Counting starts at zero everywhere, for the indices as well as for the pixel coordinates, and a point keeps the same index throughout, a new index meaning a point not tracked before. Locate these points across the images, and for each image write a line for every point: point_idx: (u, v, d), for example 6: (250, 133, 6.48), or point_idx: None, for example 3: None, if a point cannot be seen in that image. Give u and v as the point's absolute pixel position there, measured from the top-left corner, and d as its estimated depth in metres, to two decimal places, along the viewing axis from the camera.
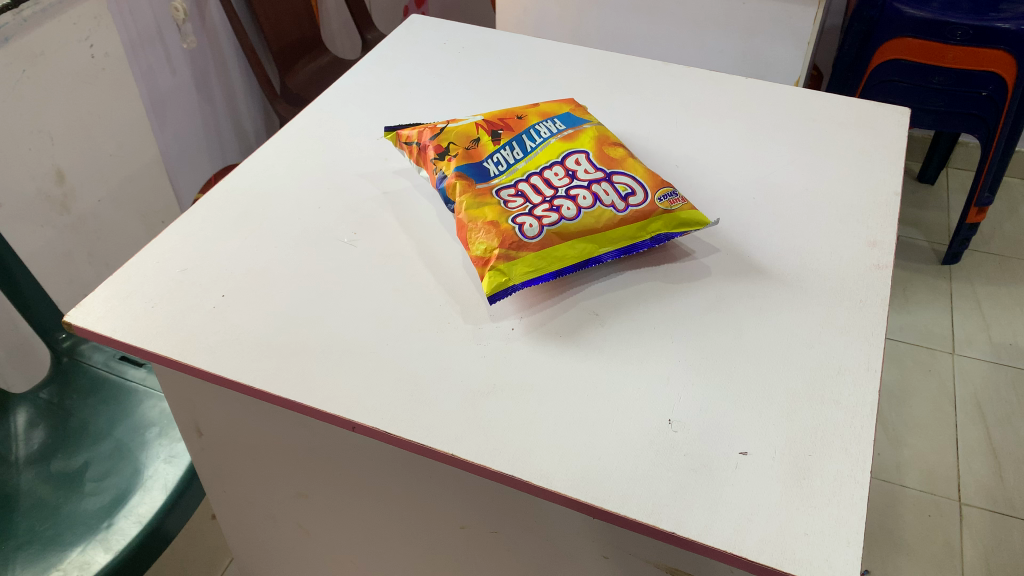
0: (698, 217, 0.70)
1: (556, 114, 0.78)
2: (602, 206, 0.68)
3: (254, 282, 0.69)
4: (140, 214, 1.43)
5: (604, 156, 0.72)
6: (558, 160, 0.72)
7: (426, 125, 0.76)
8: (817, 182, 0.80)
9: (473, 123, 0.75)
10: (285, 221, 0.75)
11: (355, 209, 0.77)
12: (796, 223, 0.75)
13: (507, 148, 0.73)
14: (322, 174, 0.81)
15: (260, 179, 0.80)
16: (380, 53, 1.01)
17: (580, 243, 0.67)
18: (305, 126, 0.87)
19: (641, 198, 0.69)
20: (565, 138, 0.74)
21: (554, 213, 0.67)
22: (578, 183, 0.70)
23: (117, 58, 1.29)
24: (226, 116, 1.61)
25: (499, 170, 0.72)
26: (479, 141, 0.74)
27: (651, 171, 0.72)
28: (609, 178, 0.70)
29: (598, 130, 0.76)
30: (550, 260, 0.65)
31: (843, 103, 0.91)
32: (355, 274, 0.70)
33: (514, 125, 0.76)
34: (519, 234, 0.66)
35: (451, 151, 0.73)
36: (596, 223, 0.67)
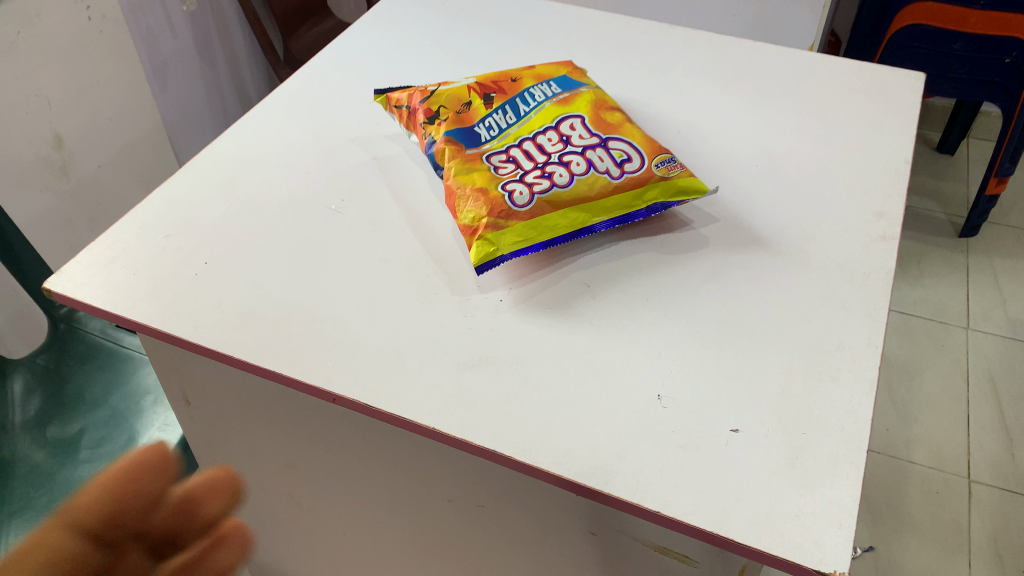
0: (697, 184, 0.67)
1: (551, 76, 0.75)
2: (596, 173, 0.66)
3: (237, 250, 0.67)
4: (142, 180, 1.42)
5: (600, 120, 0.70)
6: (552, 124, 0.69)
7: (417, 88, 0.74)
8: (824, 151, 0.77)
9: (464, 86, 0.73)
10: (272, 188, 0.73)
11: (344, 176, 0.75)
12: (799, 193, 0.72)
13: (499, 112, 0.71)
14: (312, 139, 0.79)
15: (247, 144, 0.78)
16: (376, 15, 0.98)
17: (572, 212, 0.65)
18: (295, 91, 0.85)
19: (637, 165, 0.67)
20: (560, 101, 0.71)
21: (546, 180, 0.65)
22: (572, 149, 0.67)
23: (115, 21, 1.26)
24: (228, 81, 1.59)
25: (491, 135, 0.69)
26: (470, 104, 0.71)
27: (649, 137, 0.70)
28: (605, 144, 0.68)
29: (595, 93, 0.73)
30: (540, 229, 0.63)
31: (854, 69, 0.87)
32: (342, 242, 0.68)
33: (508, 89, 0.73)
34: (508, 202, 0.63)
35: (440, 115, 0.70)
36: (590, 190, 0.65)
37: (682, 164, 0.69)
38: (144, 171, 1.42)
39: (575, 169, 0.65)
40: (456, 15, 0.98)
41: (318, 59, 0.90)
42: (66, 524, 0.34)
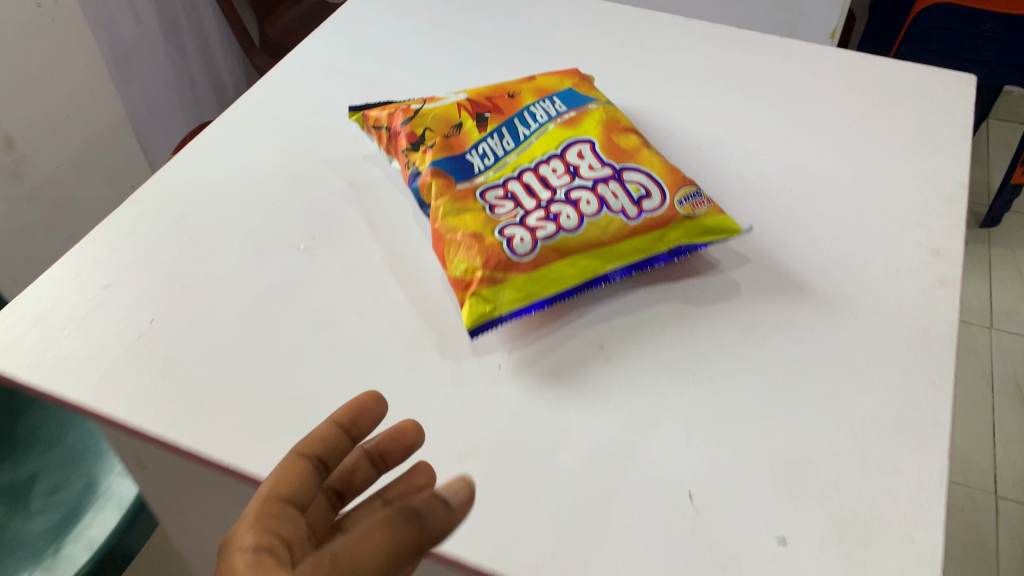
0: (727, 223, 0.57)
1: (555, 91, 0.64)
2: (609, 213, 0.56)
3: (188, 301, 0.57)
4: (106, 179, 1.31)
5: (613, 146, 0.60)
6: (557, 151, 0.59)
7: (398, 104, 0.63)
8: (868, 172, 0.67)
9: (454, 103, 0.62)
10: (232, 223, 0.63)
11: (315, 208, 0.64)
12: (842, 227, 0.62)
13: (495, 136, 0.60)
14: (279, 161, 0.68)
15: (204, 170, 0.68)
16: (353, 8, 0.87)
17: (582, 260, 0.55)
18: (261, 102, 0.74)
19: (657, 201, 0.57)
20: (566, 123, 0.61)
21: (551, 222, 0.55)
22: (581, 182, 0.57)
23: (69, 7, 1.14)
24: (200, 68, 1.47)
25: (486, 164, 0.59)
26: (462, 127, 0.61)
27: (670, 165, 0.60)
28: (619, 176, 0.58)
29: (606, 111, 0.63)
30: (545, 282, 0.54)
31: (896, 71, 0.77)
32: (311, 293, 0.58)
33: (504, 106, 0.63)
34: (507, 251, 0.53)
35: (427, 139, 0.60)
36: (603, 234, 0.55)
37: (709, 198, 0.59)
38: (110, 169, 1.31)
39: (585, 209, 0.56)
40: (444, 7, 0.87)
41: (287, 62, 0.79)
42: (297, 456, 0.33)
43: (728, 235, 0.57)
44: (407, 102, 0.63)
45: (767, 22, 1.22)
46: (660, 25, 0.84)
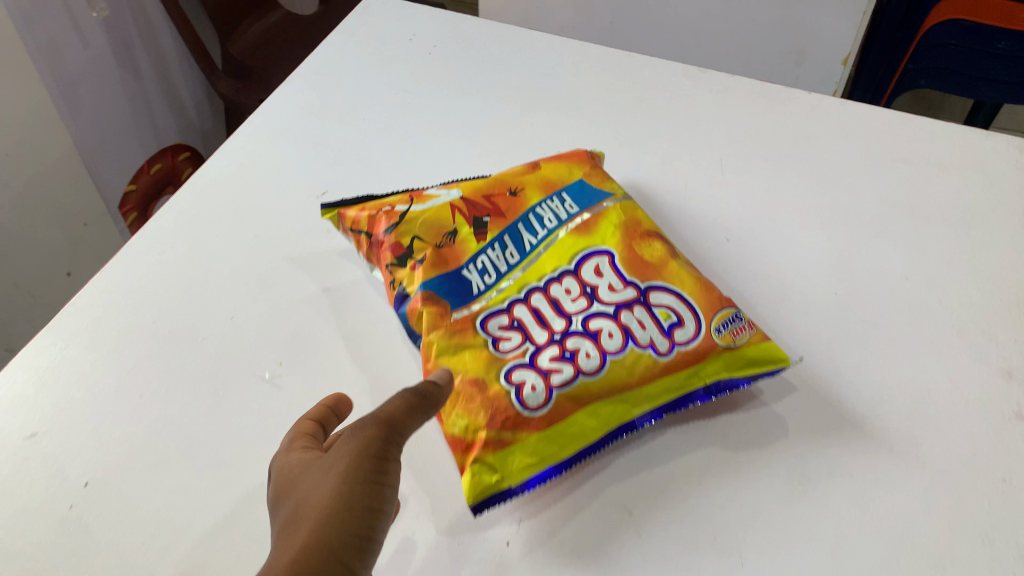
0: (774, 352, 0.49)
1: (563, 186, 0.56)
2: (636, 347, 0.47)
3: (133, 460, 0.48)
4: (56, 219, 1.19)
5: (635, 259, 0.51)
6: (570, 267, 0.50)
7: (382, 204, 0.55)
8: (921, 267, 0.58)
9: (447, 204, 0.54)
10: (185, 346, 0.53)
11: (282, 321, 0.55)
12: (896, 341, 0.54)
13: (495, 247, 0.52)
14: (240, 259, 0.58)
15: (152, 272, 0.58)
16: (321, 54, 0.76)
17: (606, 407, 0.46)
18: (217, 179, 0.64)
19: (691, 329, 0.48)
20: (579, 229, 0.53)
21: (568, 361, 0.46)
22: (601, 308, 0.48)
23: (6, 36, 1.01)
24: (156, 89, 1.35)
25: (487, 283, 0.50)
26: (456, 235, 0.53)
27: (703, 280, 0.51)
28: (645, 298, 0.49)
29: (624, 211, 0.54)
30: (563, 439, 0.44)
31: (941, 132, 0.68)
32: (277, 442, 0.49)
33: (505, 207, 0.54)
34: (516, 404, 0.44)
35: (415, 252, 0.52)
36: (630, 375, 0.46)
37: (750, 320, 0.50)
38: (59, 207, 1.18)
39: (608, 342, 0.47)
40: (425, 52, 0.77)
41: (246, 125, 0.68)
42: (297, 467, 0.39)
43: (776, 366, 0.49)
44: (393, 201, 0.55)
45: None
46: (671, 75, 0.74)
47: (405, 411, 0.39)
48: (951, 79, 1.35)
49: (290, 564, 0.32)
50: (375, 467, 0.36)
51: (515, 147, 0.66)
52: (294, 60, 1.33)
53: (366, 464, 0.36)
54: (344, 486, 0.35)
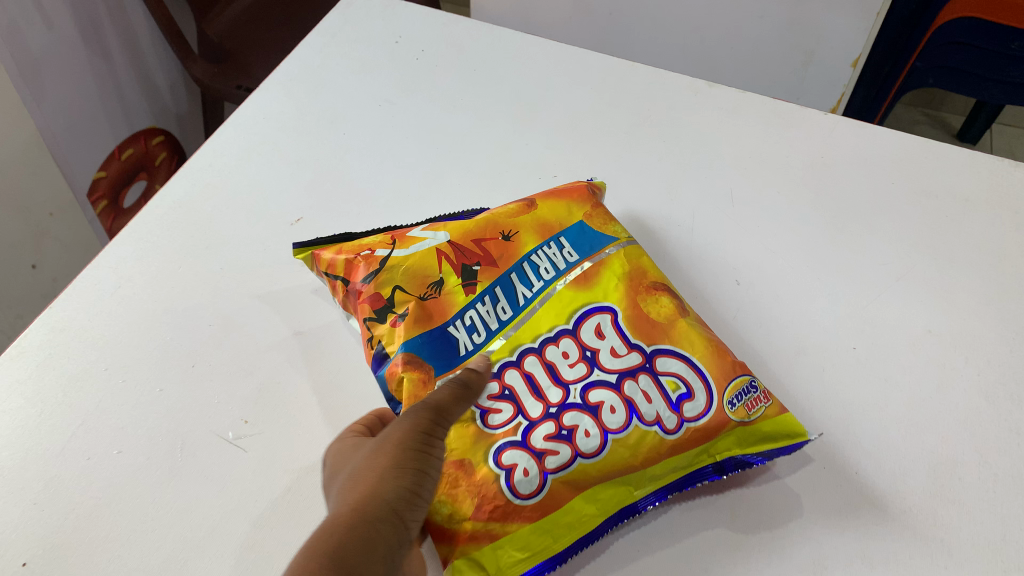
0: (790, 426, 0.45)
1: (561, 228, 0.52)
2: (641, 423, 0.43)
3: (76, 537, 0.42)
4: (17, 209, 1.11)
5: (640, 319, 0.47)
6: (568, 326, 0.47)
7: (359, 246, 0.50)
8: (945, 319, 0.53)
9: (433, 249, 0.50)
10: (139, 399, 0.48)
11: (248, 369, 0.49)
12: (920, 404, 0.49)
13: (485, 300, 0.48)
14: (204, 297, 0.53)
15: (106, 309, 0.52)
16: (299, 59, 0.71)
17: (604, 492, 0.42)
18: (183, 202, 0.58)
19: (701, 402, 0.45)
20: (578, 281, 0.49)
21: (566, 441, 0.42)
22: (602, 376, 0.45)
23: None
24: (125, 70, 1.27)
25: (476, 342, 0.46)
26: (443, 285, 0.48)
27: (713, 341, 0.47)
28: (650, 366, 0.45)
29: (627, 260, 0.50)
30: (558, 530, 0.41)
31: (967, 161, 0.63)
32: (241, 513, 0.44)
33: (497, 253, 0.50)
34: (506, 491, 0.40)
35: (397, 305, 0.47)
36: (633, 456, 0.43)
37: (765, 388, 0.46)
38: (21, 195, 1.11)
39: (610, 420, 0.43)
40: (412, 57, 0.72)
41: (215, 139, 0.63)
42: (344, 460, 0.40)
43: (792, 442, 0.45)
44: (373, 243, 0.50)
45: None
46: (677, 90, 0.69)
47: (453, 398, 0.40)
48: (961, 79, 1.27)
49: (351, 510, 0.34)
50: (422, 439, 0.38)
51: (509, 171, 0.62)
52: (276, 43, 1.25)
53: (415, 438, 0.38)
54: (399, 449, 0.37)
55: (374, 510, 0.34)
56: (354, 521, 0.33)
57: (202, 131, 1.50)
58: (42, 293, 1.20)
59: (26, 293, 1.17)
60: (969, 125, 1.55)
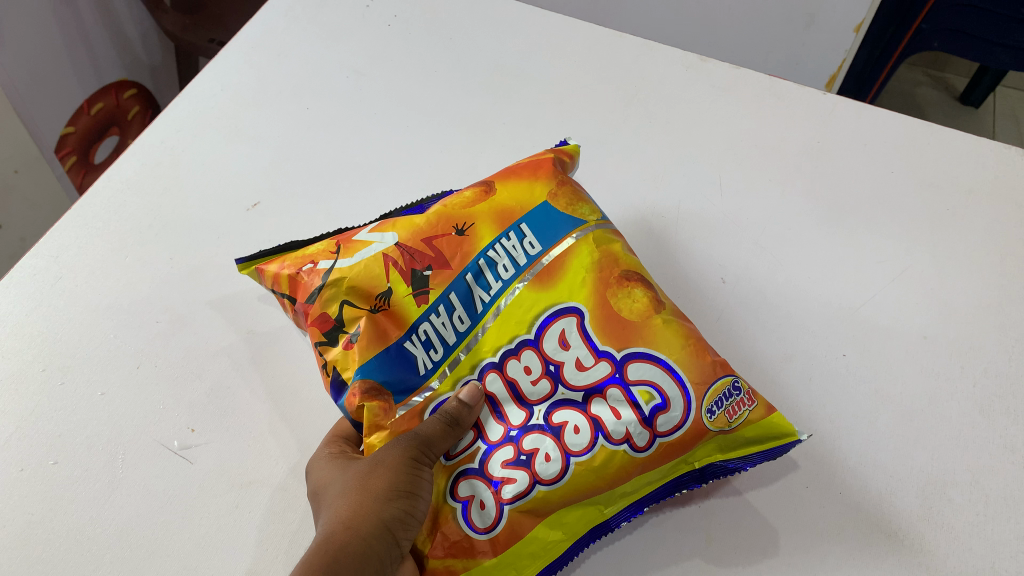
0: (779, 429, 0.41)
1: (522, 212, 0.44)
2: (608, 442, 0.39)
3: (4, 561, 0.39)
4: None
5: (609, 317, 0.41)
6: (530, 336, 0.41)
7: (304, 258, 0.45)
8: (939, 323, 0.50)
9: (378, 255, 0.43)
10: (79, 403, 0.45)
11: (197, 373, 0.46)
12: (910, 416, 0.46)
13: (440, 309, 0.42)
14: (152, 290, 0.50)
15: (47, 302, 0.49)
16: (263, 23, 0.68)
17: (570, 515, 0.39)
18: (132, 183, 0.56)
19: (678, 412, 0.39)
20: (540, 279, 0.42)
21: (524, 467, 0.38)
22: (568, 395, 0.40)
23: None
24: (94, 23, 1.21)
25: (434, 359, 0.42)
26: (393, 296, 0.42)
27: (693, 337, 0.41)
28: (622, 376, 0.40)
29: (597, 242, 0.44)
30: (521, 560, 0.38)
31: (972, 149, 0.60)
32: (181, 529, 0.40)
33: (451, 251, 0.43)
34: (463, 526, 0.38)
35: (347, 324, 0.42)
36: (599, 477, 0.39)
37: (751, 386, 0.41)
38: None
39: (572, 442, 0.39)
40: (384, 23, 0.68)
41: (168, 112, 0.60)
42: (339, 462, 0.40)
43: (783, 445, 0.41)
44: (316, 253, 0.45)
45: None
46: (667, 64, 0.65)
47: (444, 430, 0.38)
48: (967, 43, 1.21)
49: (344, 533, 0.34)
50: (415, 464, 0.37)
51: (483, 152, 0.58)
52: None
53: (407, 461, 0.37)
54: (392, 467, 0.37)
55: (364, 532, 0.35)
56: (349, 544, 0.34)
57: (176, 87, 1.44)
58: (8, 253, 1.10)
59: None
60: (972, 88, 1.51)
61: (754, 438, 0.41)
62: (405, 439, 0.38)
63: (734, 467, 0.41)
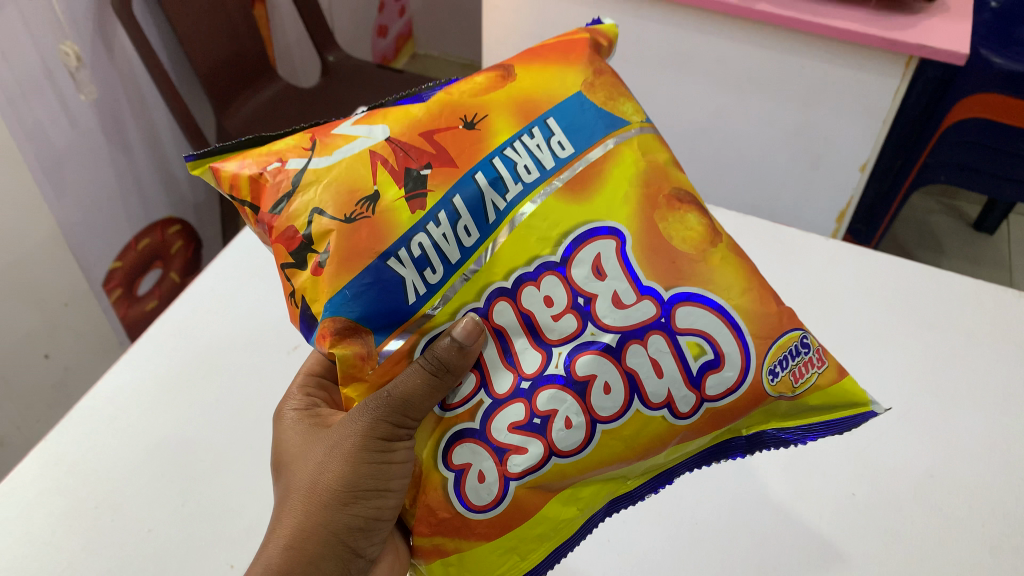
0: (857, 396, 0.43)
1: (547, 105, 0.42)
2: (643, 406, 0.39)
3: None
4: (34, 299, 1.06)
5: (653, 251, 0.40)
6: (556, 259, 0.39)
7: (268, 156, 0.41)
8: (946, 461, 0.52)
9: (363, 153, 0.40)
10: (126, 541, 0.47)
11: (235, 513, 0.49)
12: (924, 555, 0.48)
13: (439, 215, 0.39)
14: (196, 431, 0.53)
15: (103, 442, 0.52)
16: None
17: (586, 490, 0.41)
18: (182, 327, 0.60)
19: (732, 373, 0.40)
20: (571, 189, 0.40)
21: (539, 436, 0.38)
22: (597, 335, 0.39)
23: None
24: (149, 166, 1.28)
25: (429, 279, 0.39)
26: (377, 202, 0.39)
27: (752, 276, 0.41)
28: (669, 323, 0.39)
29: (641, 150, 0.42)
30: (526, 546, 0.40)
31: (969, 294, 0.63)
32: None
33: (461, 148, 0.41)
34: (457, 502, 0.40)
35: (321, 240, 0.39)
36: (627, 447, 0.40)
37: (820, 347, 0.42)
38: (38, 287, 1.07)
39: (600, 407, 0.39)
40: None
41: (214, 263, 0.65)
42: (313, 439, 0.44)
43: (846, 417, 0.43)
44: (285, 150, 0.41)
45: (788, 149, 1.08)
46: None
47: (425, 392, 0.39)
48: (973, 177, 1.26)
49: (295, 548, 0.40)
50: (376, 456, 0.40)
51: None
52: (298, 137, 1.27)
53: (369, 451, 0.40)
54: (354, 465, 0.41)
55: (323, 526, 0.41)
56: (300, 559, 0.40)
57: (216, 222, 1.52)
58: (52, 382, 1.15)
59: (34, 383, 1.11)
60: (983, 216, 1.56)
61: (823, 406, 0.43)
62: (373, 418, 0.40)
63: (784, 438, 0.43)
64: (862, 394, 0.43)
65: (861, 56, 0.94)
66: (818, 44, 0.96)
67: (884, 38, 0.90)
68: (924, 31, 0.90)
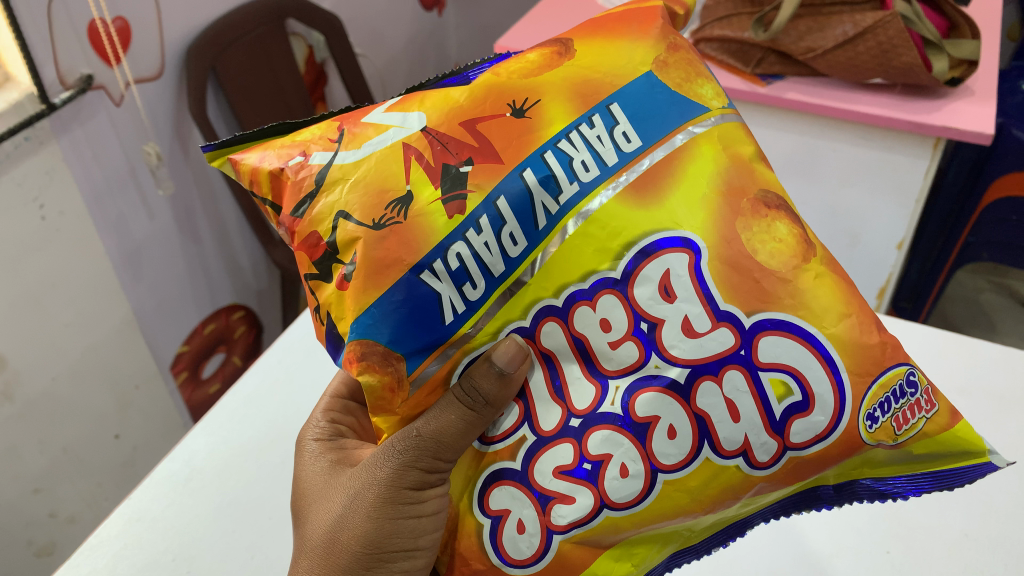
0: (974, 443, 0.44)
1: (613, 92, 0.45)
2: (714, 454, 0.43)
3: None
4: (106, 380, 1.13)
5: (732, 266, 0.42)
6: (615, 279, 0.42)
7: (291, 152, 0.47)
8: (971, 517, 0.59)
9: (398, 147, 0.45)
10: None
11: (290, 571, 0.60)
12: None
13: (481, 222, 0.42)
14: (262, 492, 0.65)
15: (178, 500, 0.65)
16: None
17: (640, 547, 0.46)
18: (273, 420, 0.71)
19: (821, 419, 0.42)
20: (637, 194, 0.43)
21: (588, 484, 0.43)
22: (661, 368, 0.42)
23: (76, 215, 0.99)
24: (219, 258, 1.30)
25: (475, 292, 0.43)
26: (406, 205, 0.43)
27: (851, 301, 0.43)
28: (751, 357, 0.42)
29: (719, 140, 0.45)
30: None
31: (1001, 360, 0.72)
32: None
33: (503, 138, 0.44)
34: (495, 553, 0.46)
35: (344, 253, 0.44)
36: (692, 498, 0.43)
37: (931, 388, 0.44)
38: (113, 370, 1.14)
39: (663, 454, 0.43)
40: None
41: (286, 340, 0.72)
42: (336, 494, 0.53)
43: (963, 468, 0.44)
44: (309, 141, 0.47)
45: (824, 230, 1.12)
46: None
47: (457, 435, 0.46)
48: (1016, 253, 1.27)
49: None
50: (403, 516, 0.48)
51: None
52: None
53: (398, 512, 0.48)
54: (388, 525, 0.49)
55: None
56: None
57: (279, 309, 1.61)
58: (120, 461, 1.21)
59: (105, 461, 1.17)
60: None
61: (937, 454, 0.45)
62: (406, 477, 0.48)
63: (879, 489, 0.45)
64: (981, 449, 0.44)
65: (888, 138, 0.99)
66: (848, 128, 1.01)
67: (911, 122, 0.94)
68: (948, 114, 0.94)
